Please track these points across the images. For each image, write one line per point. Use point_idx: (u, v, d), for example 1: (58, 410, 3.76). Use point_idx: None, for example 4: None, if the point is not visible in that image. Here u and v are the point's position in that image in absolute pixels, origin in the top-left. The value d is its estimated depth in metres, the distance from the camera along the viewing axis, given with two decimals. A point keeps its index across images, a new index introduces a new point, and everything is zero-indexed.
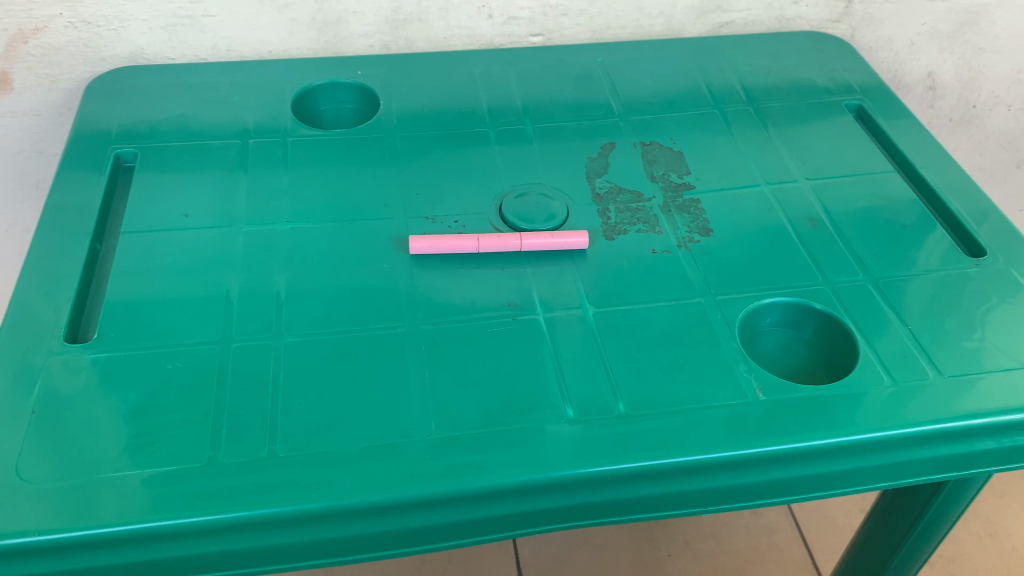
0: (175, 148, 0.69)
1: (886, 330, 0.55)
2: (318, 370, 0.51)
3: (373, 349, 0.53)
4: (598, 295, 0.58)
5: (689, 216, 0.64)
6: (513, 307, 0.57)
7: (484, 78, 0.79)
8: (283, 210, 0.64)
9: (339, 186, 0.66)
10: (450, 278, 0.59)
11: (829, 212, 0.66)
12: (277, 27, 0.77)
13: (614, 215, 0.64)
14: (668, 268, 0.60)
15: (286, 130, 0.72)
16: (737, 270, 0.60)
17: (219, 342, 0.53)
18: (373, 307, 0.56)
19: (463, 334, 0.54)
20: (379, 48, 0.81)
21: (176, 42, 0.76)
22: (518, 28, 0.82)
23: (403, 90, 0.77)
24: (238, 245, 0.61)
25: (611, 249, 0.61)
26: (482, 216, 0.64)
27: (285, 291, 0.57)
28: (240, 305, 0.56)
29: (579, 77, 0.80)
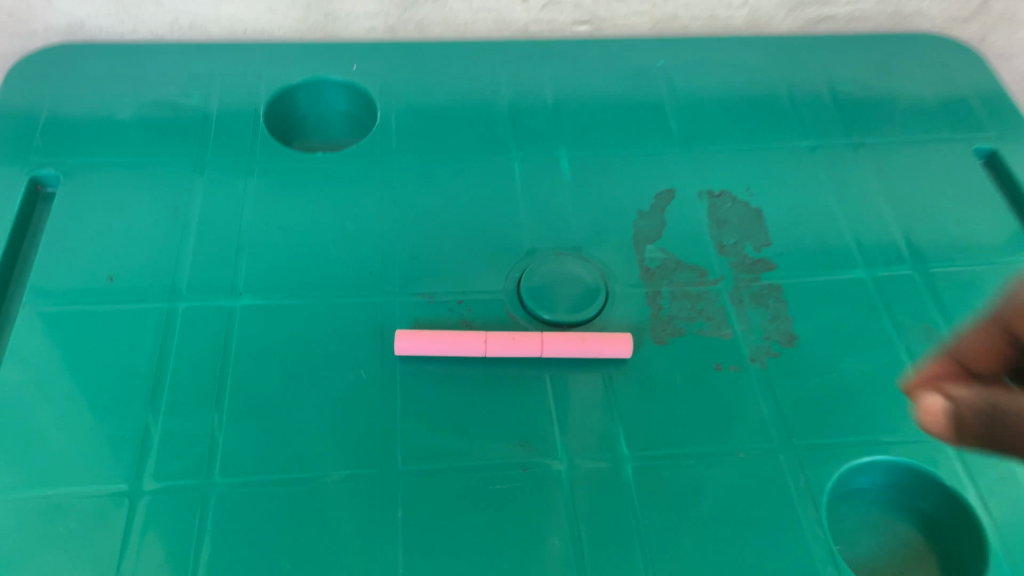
0: (108, 167, 0.54)
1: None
2: (259, 544, 0.39)
3: (335, 512, 0.40)
4: (640, 432, 0.44)
5: (766, 311, 0.49)
6: (525, 446, 0.43)
7: (514, 82, 0.62)
8: (235, 274, 0.49)
9: (311, 239, 0.51)
10: (444, 396, 0.44)
11: (951, 312, 0.50)
12: (250, 3, 0.60)
13: (666, 303, 0.49)
14: (735, 394, 0.45)
15: (251, 149, 0.55)
16: (828, 406, 0.45)
17: (130, 494, 0.40)
18: (339, 443, 0.42)
19: (455, 488, 0.41)
20: (382, 32, 0.64)
21: (125, 16, 0.60)
22: (560, 14, 0.64)
23: (407, 94, 0.60)
24: (172, 322, 0.46)
25: (661, 358, 0.47)
26: (495, 294, 0.49)
27: (226, 402, 0.43)
28: (164, 431, 0.42)
29: (633, 84, 0.63)
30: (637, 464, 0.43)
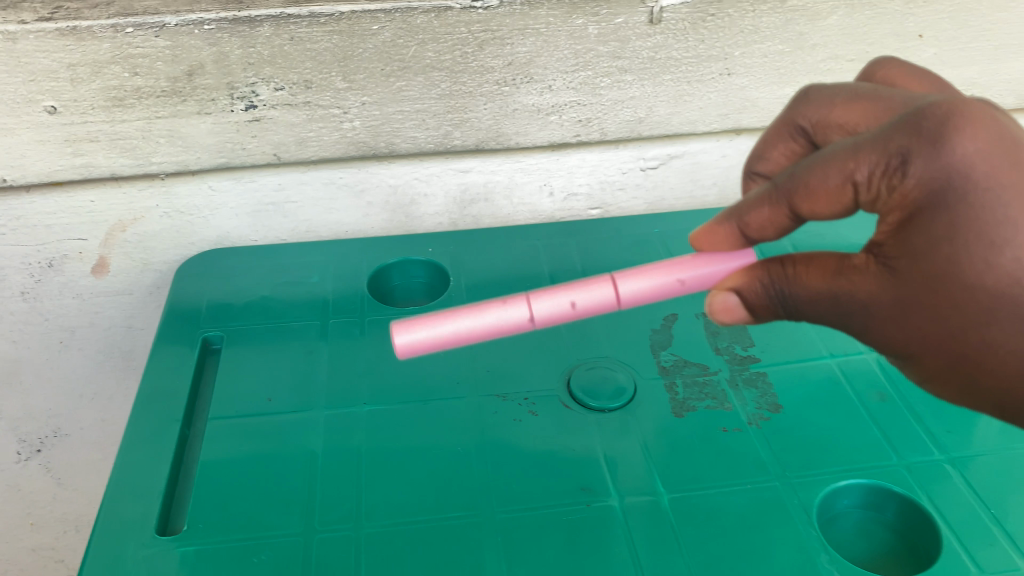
0: (255, 320, 0.56)
1: (964, 422, 0.48)
2: (362, 489, 0.45)
3: (393, 508, 0.44)
4: (669, 470, 0.46)
5: (757, 389, 0.51)
6: (586, 492, 0.45)
7: (535, 114, 0.58)
8: (286, 393, 0.51)
9: (365, 362, 0.53)
10: (478, 456, 0.47)
11: (901, 379, 0.50)
12: (353, 210, 0.63)
13: (678, 385, 0.51)
14: (742, 462, 0.46)
15: (365, 308, 0.57)
16: (811, 453, 0.46)
17: (300, 529, 0.43)
18: (364, 477, 0.45)
19: (529, 519, 0.43)
20: (449, 227, 0.66)
21: (260, 226, 0.63)
22: (630, 176, 0.65)
23: (440, 121, 0.57)
24: (261, 424, 0.48)
25: (663, 445, 0.47)
26: (549, 392, 0.51)
27: (318, 469, 0.46)
28: (278, 461, 0.46)
29: (664, 115, 0.60)
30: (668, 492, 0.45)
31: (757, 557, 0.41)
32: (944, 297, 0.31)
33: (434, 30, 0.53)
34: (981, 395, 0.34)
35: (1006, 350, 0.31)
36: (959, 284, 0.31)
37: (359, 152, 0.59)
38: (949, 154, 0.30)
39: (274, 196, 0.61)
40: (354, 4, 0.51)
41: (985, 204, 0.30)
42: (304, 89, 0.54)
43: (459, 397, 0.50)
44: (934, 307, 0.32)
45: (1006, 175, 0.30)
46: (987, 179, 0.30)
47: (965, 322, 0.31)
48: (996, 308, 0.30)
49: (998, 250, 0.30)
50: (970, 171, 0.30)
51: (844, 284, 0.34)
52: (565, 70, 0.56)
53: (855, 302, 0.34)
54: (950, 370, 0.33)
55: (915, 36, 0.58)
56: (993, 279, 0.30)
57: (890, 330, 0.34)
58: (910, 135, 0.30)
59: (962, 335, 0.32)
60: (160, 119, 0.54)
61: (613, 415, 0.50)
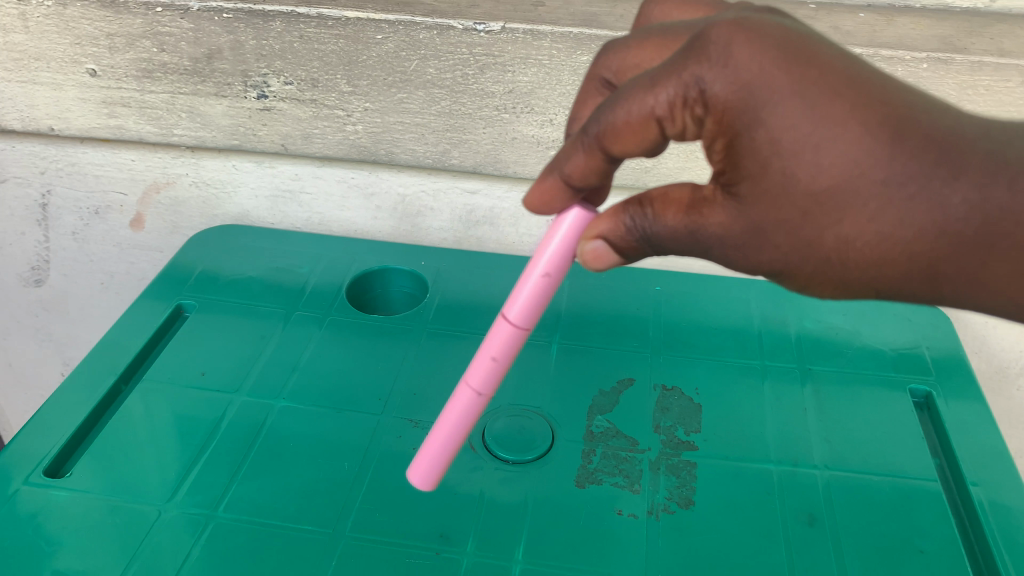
0: (229, 298, 0.58)
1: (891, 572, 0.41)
2: (236, 478, 0.45)
3: (255, 503, 0.44)
4: (538, 541, 0.43)
5: (675, 479, 0.46)
6: (443, 537, 0.43)
7: (535, 146, 0.56)
8: (221, 369, 0.53)
9: (307, 357, 0.54)
10: (360, 475, 0.46)
11: (840, 509, 0.44)
12: (362, 210, 0.65)
13: (595, 454, 0.48)
14: (617, 553, 0.42)
15: (334, 306, 0.58)
16: (698, 560, 0.42)
17: (161, 501, 0.44)
18: (244, 468, 0.46)
19: (372, 551, 0.42)
20: (454, 244, 0.65)
21: (277, 211, 0.66)
22: None
23: (440, 138, 0.57)
24: (183, 395, 0.50)
25: (547, 513, 0.44)
26: (463, 430, 0.49)
27: (207, 449, 0.47)
28: (176, 434, 0.48)
29: (672, 169, 0.56)
30: (525, 563, 0.42)
31: None
32: (790, 210, 0.27)
33: (435, 46, 0.53)
34: (861, 290, 0.30)
35: (866, 240, 0.27)
36: (799, 194, 0.26)
37: (361, 156, 0.59)
38: (747, 59, 0.25)
39: (289, 184, 0.64)
40: (360, 12, 0.52)
41: (794, 113, 0.25)
42: (311, 87, 0.56)
43: (372, 413, 0.50)
44: (787, 225, 0.27)
45: (804, 62, 0.26)
46: (796, 76, 0.25)
47: (821, 228, 0.27)
48: (842, 207, 0.26)
49: (825, 147, 0.25)
50: (769, 81, 0.25)
51: (697, 218, 0.29)
52: (567, 105, 0.54)
53: (713, 236, 0.29)
54: (824, 278, 0.29)
55: None
56: (828, 177, 0.26)
57: (756, 254, 0.29)
58: (700, 55, 0.26)
59: (822, 242, 0.27)
60: (182, 95, 0.58)
61: (513, 469, 0.47)
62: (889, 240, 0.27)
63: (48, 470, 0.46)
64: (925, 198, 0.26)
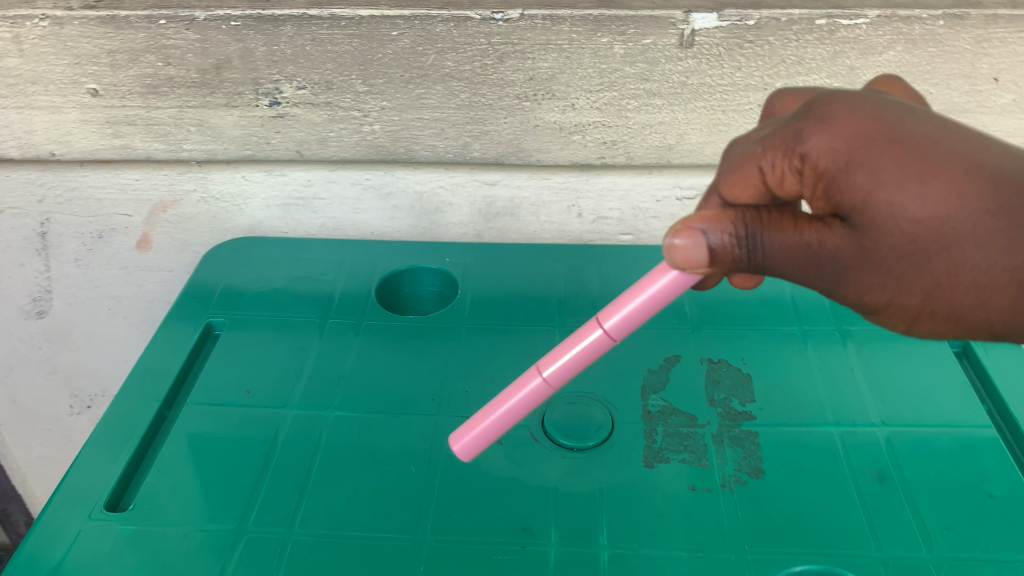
0: (259, 313, 0.57)
1: (966, 519, 0.42)
2: (305, 493, 0.45)
3: (330, 516, 0.43)
4: (620, 525, 0.43)
5: (741, 449, 0.47)
6: (526, 531, 0.43)
7: (557, 132, 0.56)
8: (266, 386, 0.52)
9: (351, 365, 0.53)
10: (429, 478, 0.46)
11: (906, 463, 0.45)
12: (378, 212, 0.64)
13: (658, 433, 0.48)
14: (699, 527, 0.43)
15: (367, 311, 0.58)
16: (780, 526, 0.42)
17: (234, 525, 0.43)
18: (311, 482, 0.45)
19: (459, 553, 0.42)
20: (474, 237, 0.65)
21: (290, 219, 0.65)
22: (665, 207, 0.61)
23: (460, 132, 0.56)
24: (232, 414, 0.49)
25: (622, 497, 0.45)
26: (522, 422, 0.49)
27: (269, 467, 0.46)
28: (235, 455, 0.47)
29: (695, 144, 0.56)
30: (610, 548, 0.42)
31: None
32: (898, 238, 0.29)
33: (453, 39, 0.52)
34: (972, 324, 0.31)
35: (975, 269, 0.29)
36: (908, 223, 0.29)
37: (379, 155, 0.59)
38: (843, 118, 0.29)
39: (302, 191, 0.62)
40: (373, 9, 0.51)
41: (897, 155, 0.28)
42: (325, 90, 0.55)
43: (429, 413, 0.49)
44: (896, 253, 0.29)
45: (895, 121, 0.29)
46: (887, 128, 0.29)
47: (930, 253, 0.29)
48: (951, 235, 0.29)
49: (928, 183, 0.28)
50: (871, 132, 0.29)
51: (811, 240, 0.31)
52: (589, 89, 0.54)
53: (829, 259, 0.31)
54: (936, 306, 0.31)
55: (989, 79, 0.52)
56: (933, 210, 0.28)
57: (866, 280, 0.31)
58: (806, 118, 0.30)
59: (931, 268, 0.29)
60: (190, 108, 0.56)
61: (580, 456, 0.47)
62: (999, 267, 0.29)
63: (109, 504, 0.45)
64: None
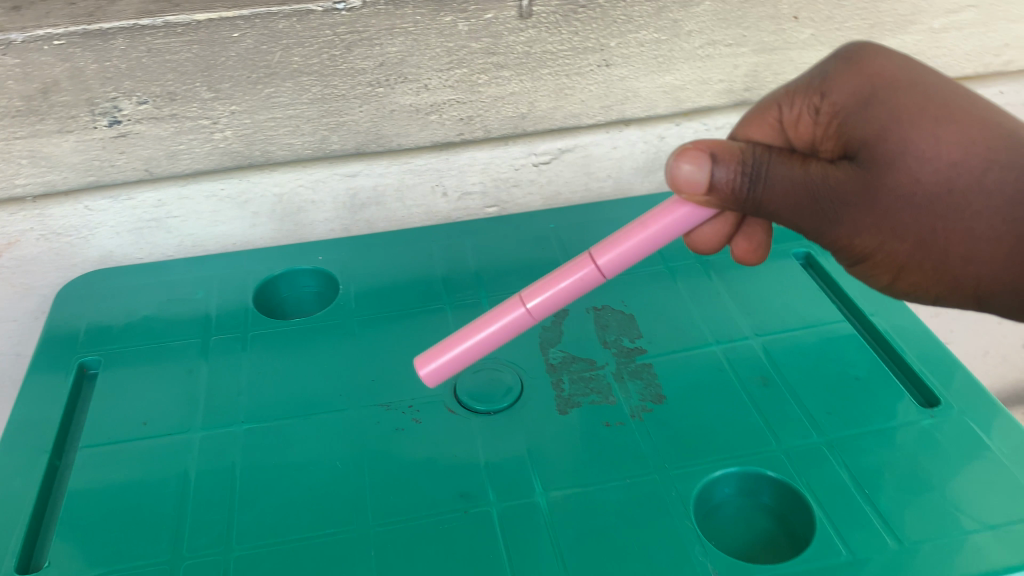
0: (134, 345, 0.54)
1: (844, 402, 0.48)
2: (236, 509, 0.44)
3: (266, 526, 0.43)
4: (550, 471, 0.45)
5: (642, 381, 0.50)
6: (464, 496, 0.44)
7: (414, 114, 0.57)
8: (163, 415, 0.49)
9: (249, 377, 0.52)
10: (357, 469, 0.46)
11: (784, 365, 0.51)
12: (238, 222, 0.62)
13: (564, 382, 0.51)
14: (622, 456, 0.46)
15: (251, 322, 0.56)
16: (690, 438, 0.46)
17: (169, 555, 0.41)
18: (238, 497, 0.44)
19: (405, 530, 0.42)
20: (341, 233, 0.65)
21: (144, 243, 0.62)
22: (524, 174, 0.64)
23: (316, 126, 0.56)
24: (134, 450, 0.47)
25: (547, 446, 0.47)
26: (435, 399, 0.50)
27: (191, 491, 0.45)
28: (150, 488, 0.45)
29: (546, 110, 0.59)
30: (545, 493, 0.44)
31: (631, 549, 0.41)
32: (907, 178, 0.34)
33: (297, 34, 0.51)
34: (958, 276, 0.37)
35: (971, 217, 0.34)
36: (918, 161, 0.34)
37: (235, 162, 0.57)
38: (871, 66, 0.36)
39: (152, 212, 0.59)
40: (210, 12, 0.49)
41: (917, 100, 0.34)
42: (169, 102, 0.53)
43: (342, 409, 0.50)
44: (901, 194, 0.34)
45: (923, 76, 0.35)
46: (911, 80, 0.35)
47: (937, 197, 0.34)
48: (958, 181, 0.34)
49: (942, 129, 0.33)
50: (895, 81, 0.35)
51: (814, 172, 0.35)
52: (439, 68, 0.55)
53: (830, 192, 0.35)
54: (925, 253, 0.36)
55: (790, 18, 0.58)
56: (944, 154, 0.33)
57: (862, 221, 0.35)
58: (841, 69, 0.36)
59: (937, 210, 0.34)
60: (18, 139, 0.52)
61: (499, 417, 0.49)
62: (1000, 216, 0.34)
63: (20, 567, 0.42)
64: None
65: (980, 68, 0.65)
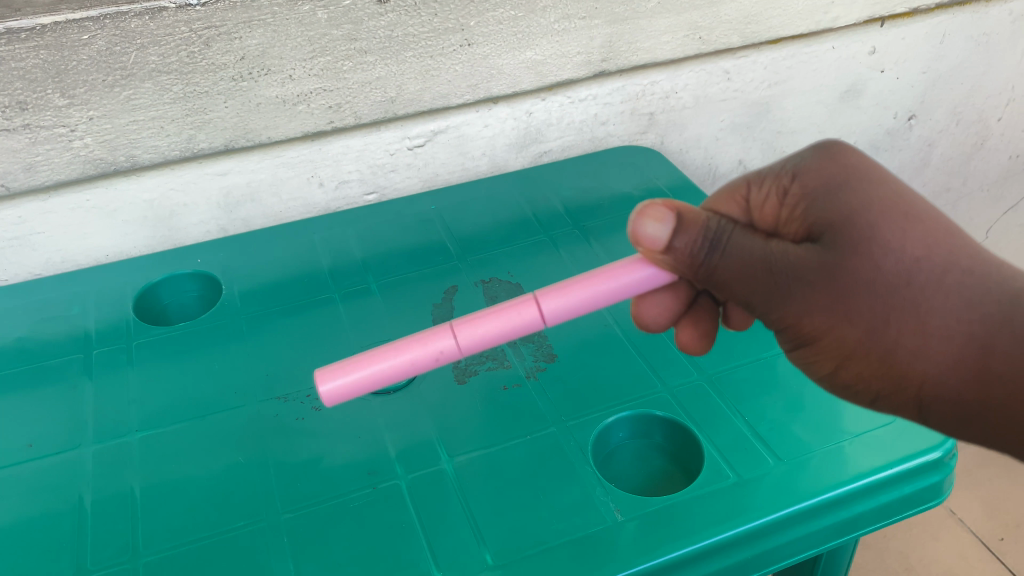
0: (8, 370, 0.52)
1: (720, 341, 0.52)
2: (137, 517, 0.43)
3: (172, 530, 0.42)
4: (453, 439, 0.47)
5: (533, 344, 0.52)
6: (372, 473, 0.45)
7: (281, 106, 0.57)
8: (49, 436, 0.48)
9: (137, 389, 0.51)
10: (262, 461, 0.46)
11: None
12: (108, 232, 0.60)
13: (460, 353, 0.52)
14: (521, 416, 0.48)
15: (133, 332, 0.55)
16: (583, 390, 0.49)
17: (70, 572, 0.40)
18: (139, 507, 0.43)
19: (316, 512, 0.43)
20: (219, 233, 0.64)
21: (7, 264, 0.59)
22: (399, 159, 0.65)
23: (181, 126, 0.55)
24: (22, 475, 0.45)
25: (449, 416, 0.48)
26: None
27: (88, 507, 0.43)
28: (42, 511, 0.43)
29: (415, 93, 0.60)
30: (451, 460, 0.45)
31: (538, 500, 0.43)
32: (869, 262, 0.35)
33: (151, 32, 0.50)
34: (904, 376, 0.36)
35: (929, 315, 0.34)
36: (885, 248, 0.35)
37: (98, 170, 0.55)
38: (846, 162, 0.38)
39: (13, 230, 0.57)
40: (55, 15, 0.47)
41: (886, 192, 0.36)
42: (20, 112, 0.50)
43: (239, 406, 0.49)
44: (860, 281, 0.35)
45: (898, 179, 0.37)
46: (882, 179, 0.37)
47: (896, 287, 0.35)
48: (918, 276, 0.35)
49: (909, 225, 0.35)
50: (865, 174, 0.37)
51: (774, 249, 0.36)
52: (302, 58, 0.55)
53: (785, 266, 0.36)
54: (873, 346, 0.35)
55: None
56: (911, 248, 0.35)
57: (815, 300, 0.35)
58: (814, 159, 0.39)
59: (894, 302, 0.35)
60: None
61: (398, 396, 0.50)
62: (962, 318, 0.34)
63: None
64: (979, 291, 0.34)
65: (812, 25, 0.70)
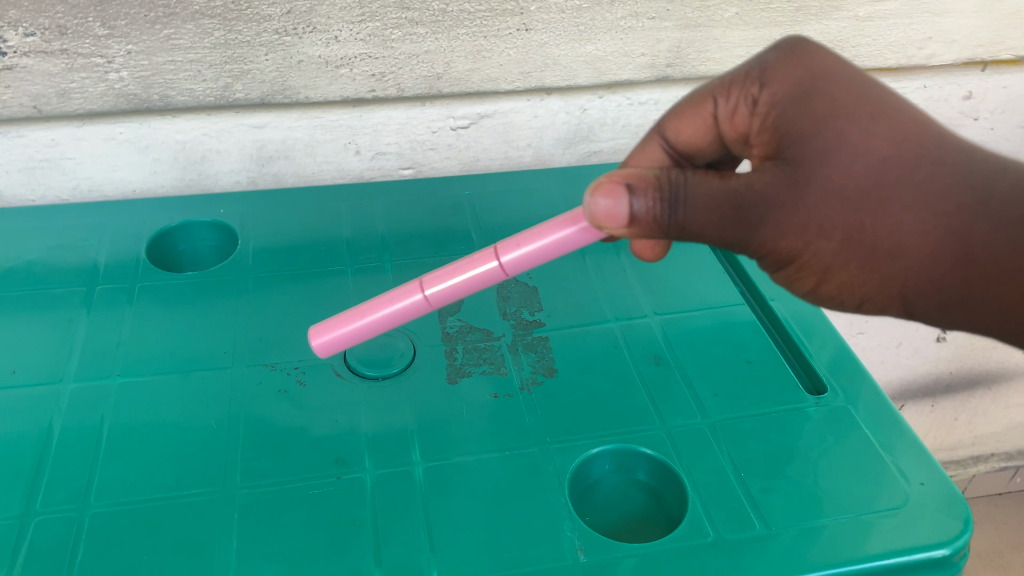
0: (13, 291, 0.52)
1: (734, 384, 0.48)
2: (97, 464, 0.42)
3: (128, 483, 0.41)
4: (430, 441, 0.44)
5: (535, 354, 0.50)
6: (339, 462, 0.43)
7: (323, 66, 0.55)
8: (32, 364, 0.47)
9: (128, 330, 0.50)
10: (233, 428, 0.44)
11: (679, 347, 0.50)
12: (138, 167, 0.59)
13: (458, 350, 0.50)
14: (506, 429, 0.45)
15: (140, 273, 0.54)
16: (576, 412, 0.46)
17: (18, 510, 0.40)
18: (100, 453, 0.43)
19: (273, 494, 0.41)
20: (249, 186, 0.62)
21: (35, 185, 0.58)
22: (440, 138, 0.62)
23: (219, 72, 0.54)
24: None
25: (431, 415, 0.46)
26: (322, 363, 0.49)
27: (53, 444, 0.43)
28: (7, 440, 0.43)
29: (463, 72, 0.58)
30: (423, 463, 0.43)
31: (501, 523, 0.40)
32: (835, 172, 0.33)
33: None
34: (888, 280, 0.34)
35: (903, 220, 0.32)
36: (849, 155, 0.32)
37: (132, 104, 0.55)
38: (811, 62, 0.35)
39: (44, 152, 0.56)
40: None
41: (850, 92, 0.34)
42: (59, 35, 0.50)
43: (224, 367, 0.48)
44: (828, 192, 0.33)
45: (864, 75, 0.34)
46: (846, 76, 0.34)
47: (867, 193, 0.32)
48: (888, 176, 0.32)
49: (874, 124, 0.33)
50: (828, 74, 0.34)
51: (738, 181, 0.34)
52: (351, 20, 0.53)
53: (752, 196, 0.33)
54: (851, 256, 0.34)
55: None
56: (876, 147, 0.33)
57: (786, 222, 0.33)
58: (776, 60, 0.36)
59: (866, 206, 0.33)
60: None
61: (385, 383, 0.48)
62: (939, 213, 0.32)
63: None
64: (953, 181, 0.32)
65: (903, 60, 0.65)
